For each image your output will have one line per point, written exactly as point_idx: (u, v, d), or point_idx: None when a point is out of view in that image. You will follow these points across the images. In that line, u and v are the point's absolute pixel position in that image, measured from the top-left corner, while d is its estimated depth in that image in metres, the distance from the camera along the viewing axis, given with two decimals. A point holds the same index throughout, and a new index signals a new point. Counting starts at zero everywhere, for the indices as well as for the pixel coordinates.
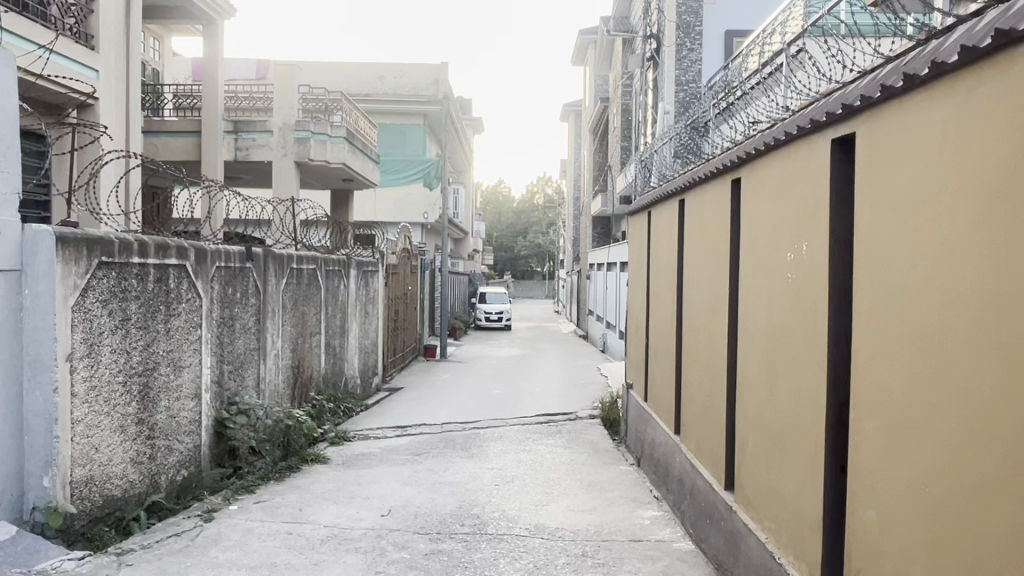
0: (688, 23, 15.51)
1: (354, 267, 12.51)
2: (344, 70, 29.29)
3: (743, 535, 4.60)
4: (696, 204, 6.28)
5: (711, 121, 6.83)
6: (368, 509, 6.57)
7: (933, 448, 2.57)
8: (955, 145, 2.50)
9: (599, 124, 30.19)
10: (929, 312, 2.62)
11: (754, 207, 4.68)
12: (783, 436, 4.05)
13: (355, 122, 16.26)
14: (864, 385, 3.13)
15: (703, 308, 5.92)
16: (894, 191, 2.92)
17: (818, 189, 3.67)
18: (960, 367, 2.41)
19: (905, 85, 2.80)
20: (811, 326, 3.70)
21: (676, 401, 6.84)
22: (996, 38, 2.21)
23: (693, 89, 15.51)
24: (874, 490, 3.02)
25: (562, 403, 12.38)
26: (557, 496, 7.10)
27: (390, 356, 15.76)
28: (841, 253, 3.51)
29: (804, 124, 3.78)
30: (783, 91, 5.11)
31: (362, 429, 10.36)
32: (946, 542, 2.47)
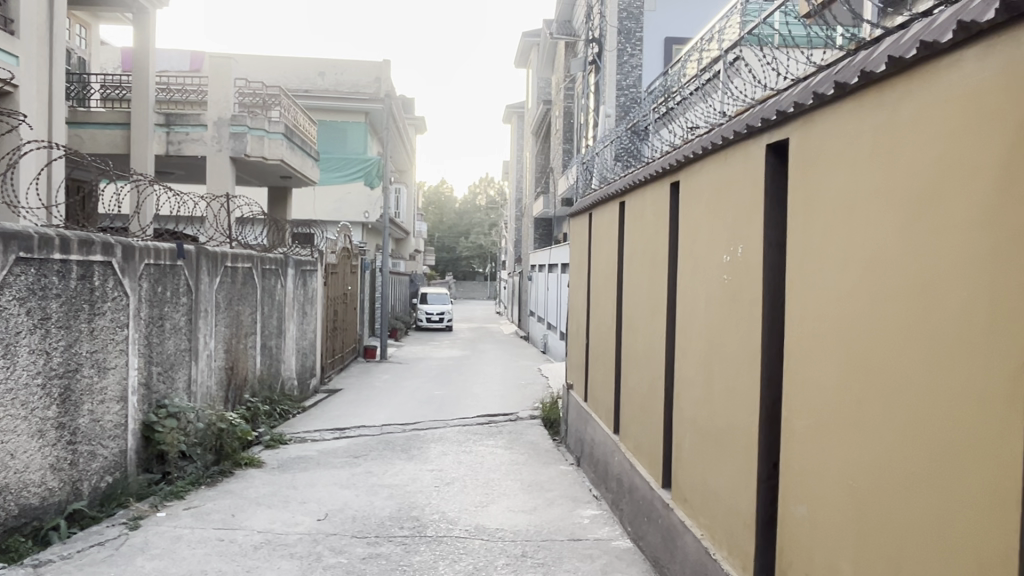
0: (628, 29, 15.88)
1: (292, 265, 12.21)
2: (281, 65, 28.60)
3: (679, 531, 4.68)
4: (636, 207, 6.36)
5: (651, 126, 6.94)
6: (304, 514, 6.42)
7: (860, 445, 2.67)
8: (884, 150, 2.59)
9: (541, 126, 30.33)
10: (858, 315, 2.71)
11: (692, 210, 4.76)
12: (719, 435, 4.12)
13: (294, 119, 15.89)
14: (795, 385, 3.23)
15: (642, 308, 6.00)
16: (826, 197, 3.01)
17: (753, 193, 3.77)
18: (889, 368, 2.49)
19: (835, 94, 2.89)
20: (746, 325, 3.78)
21: (615, 401, 6.91)
22: (921, 50, 2.32)
23: (634, 93, 15.69)
24: (804, 486, 3.12)
25: (503, 404, 12.37)
26: (497, 497, 7.08)
27: (329, 358, 15.48)
28: (776, 256, 3.60)
29: (740, 130, 3.87)
30: (720, 97, 5.22)
31: (299, 431, 10.14)
32: (872, 537, 2.56)
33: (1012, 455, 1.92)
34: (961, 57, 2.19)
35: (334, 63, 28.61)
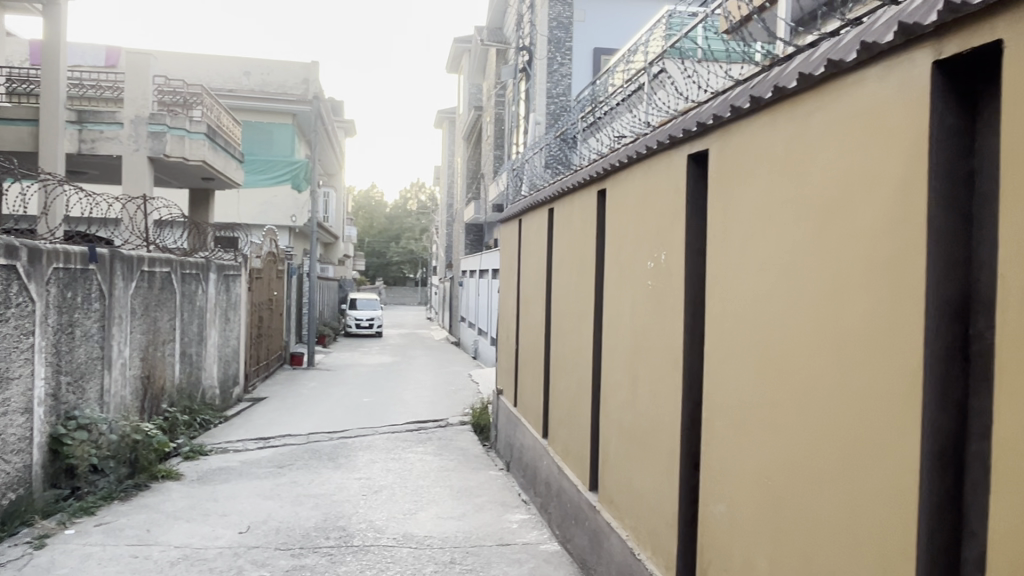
0: (558, 38, 16.14)
1: (214, 270, 11.79)
2: (204, 62, 27.71)
3: (605, 533, 4.76)
4: (564, 214, 6.45)
5: (579, 134, 7.06)
6: (225, 526, 6.21)
7: (775, 444, 2.77)
8: (796, 162, 2.71)
9: (473, 132, 30.31)
10: (773, 321, 2.83)
11: (618, 218, 4.87)
12: (644, 438, 4.21)
13: (217, 119, 15.40)
14: (715, 389, 3.33)
15: (570, 314, 6.07)
16: (743, 205, 3.12)
17: (675, 201, 3.88)
18: (802, 371, 2.60)
19: (751, 107, 3.01)
20: (669, 330, 3.89)
21: (544, 406, 6.98)
22: (829, 68, 2.45)
23: (564, 101, 15.92)
24: (723, 485, 3.22)
25: (432, 410, 12.29)
26: (426, 504, 7.03)
27: (253, 365, 15.02)
28: (697, 262, 3.71)
29: (663, 140, 3.97)
30: (645, 108, 5.36)
31: (220, 441, 9.81)
32: (787, 533, 2.66)
33: (911, 449, 2.04)
34: (864, 76, 2.32)
35: (261, 62, 27.93)
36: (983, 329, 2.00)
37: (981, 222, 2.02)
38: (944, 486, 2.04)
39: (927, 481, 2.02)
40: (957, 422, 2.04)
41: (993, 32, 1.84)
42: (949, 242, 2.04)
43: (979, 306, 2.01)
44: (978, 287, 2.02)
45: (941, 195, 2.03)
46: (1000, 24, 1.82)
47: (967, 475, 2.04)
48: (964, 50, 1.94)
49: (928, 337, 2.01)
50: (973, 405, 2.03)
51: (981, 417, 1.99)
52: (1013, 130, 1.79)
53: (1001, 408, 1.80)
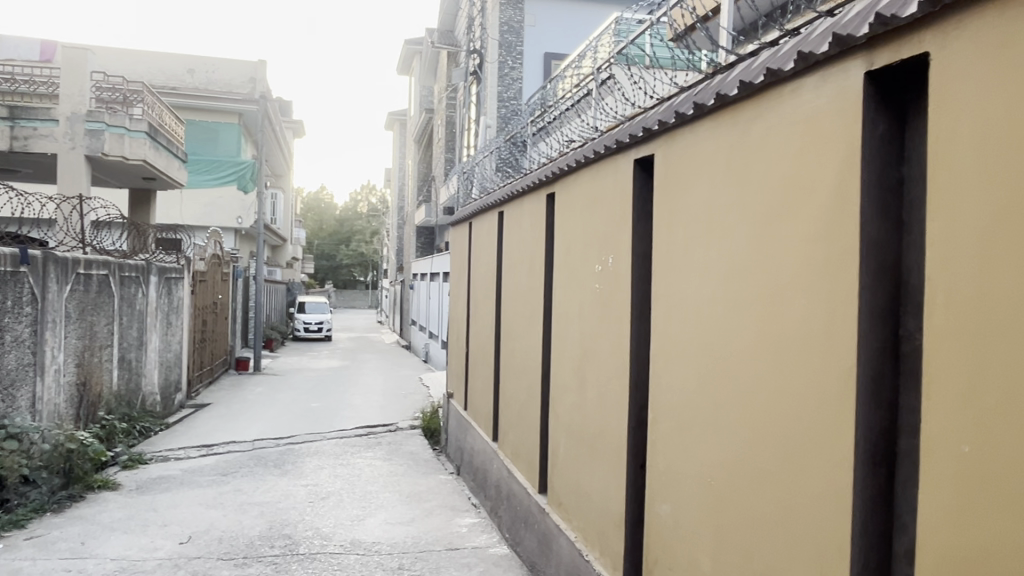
0: (509, 43, 16.15)
1: (155, 273, 11.43)
2: (145, 58, 26.86)
3: (554, 535, 4.78)
4: (514, 217, 6.46)
5: (529, 138, 7.09)
6: (165, 537, 6.02)
7: (718, 444, 2.82)
8: (736, 167, 2.78)
9: (424, 134, 30.10)
10: (715, 324, 2.88)
11: (566, 221, 4.90)
12: (591, 439, 4.25)
13: (159, 117, 14.92)
14: (660, 391, 3.38)
15: (520, 317, 6.08)
16: (687, 209, 3.19)
17: (623, 204, 3.93)
18: (744, 372, 2.65)
19: (695, 113, 3.07)
20: (616, 333, 3.93)
21: (494, 409, 6.98)
22: (768, 77, 2.52)
23: (514, 105, 16.00)
24: (668, 485, 3.27)
25: (382, 414, 12.16)
26: (374, 510, 6.94)
27: (196, 371, 14.61)
28: (644, 265, 3.76)
29: (610, 145, 4.02)
30: (593, 113, 5.41)
31: (161, 449, 9.52)
32: (729, 530, 2.72)
33: (846, 449, 2.10)
34: (801, 86, 2.39)
35: (205, 60, 27.26)
36: (913, 329, 2.08)
37: (910, 228, 2.10)
38: (876, 483, 2.12)
39: (860, 479, 2.09)
40: (888, 421, 2.12)
41: (921, 44, 1.92)
42: (881, 246, 2.12)
43: (909, 308, 2.09)
44: (908, 290, 2.10)
45: (874, 201, 2.11)
46: (927, 38, 1.90)
47: (898, 472, 2.12)
48: (894, 61, 2.01)
49: (861, 339, 2.08)
50: (903, 404, 2.10)
51: (911, 415, 2.07)
52: (938, 140, 1.87)
53: (928, 404, 1.87)
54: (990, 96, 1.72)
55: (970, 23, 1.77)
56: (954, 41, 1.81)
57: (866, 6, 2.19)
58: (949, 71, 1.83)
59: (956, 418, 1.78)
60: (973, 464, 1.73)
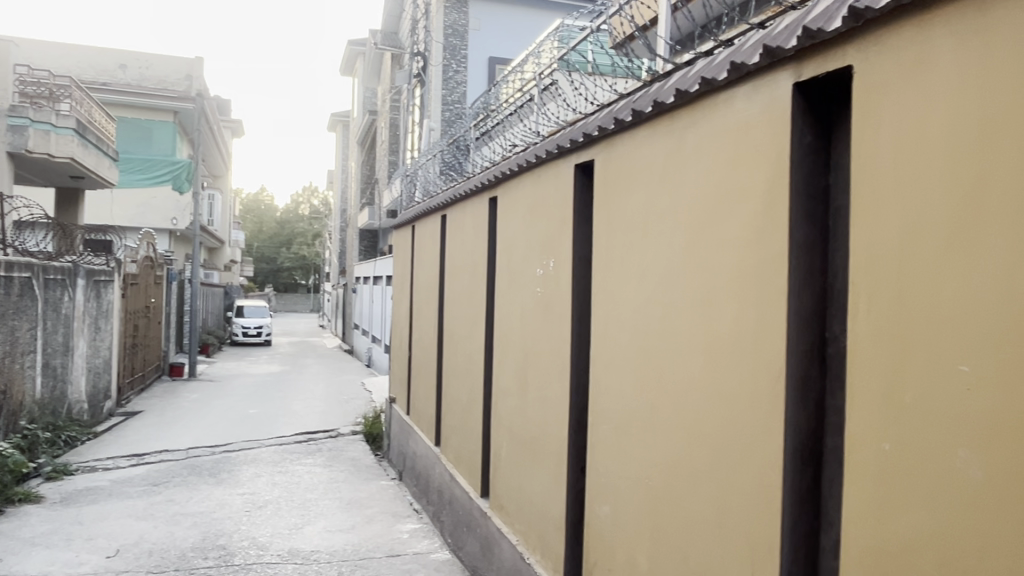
0: (453, 46, 16.14)
1: (83, 275, 10.90)
2: (73, 52, 25.74)
3: (496, 539, 4.78)
4: (456, 220, 6.45)
5: (472, 143, 7.08)
6: (91, 552, 5.77)
7: (655, 444, 2.87)
8: (672, 174, 2.84)
9: (367, 136, 29.73)
10: (652, 328, 2.93)
11: (508, 226, 4.92)
12: (533, 442, 4.27)
13: (88, 113, 14.30)
14: (600, 393, 3.41)
15: (463, 320, 6.06)
16: (626, 215, 3.23)
17: (564, 209, 3.96)
18: (679, 373, 2.70)
19: (633, 120, 3.12)
20: (557, 338, 3.96)
21: (437, 414, 6.94)
22: (703, 86, 2.57)
23: (459, 109, 15.98)
24: (607, 488, 3.30)
25: (323, 420, 11.93)
26: (313, 518, 6.80)
27: (127, 377, 14.06)
28: (584, 270, 3.80)
29: (552, 149, 4.05)
30: (536, 118, 5.44)
31: (88, 459, 9.13)
32: (666, 530, 2.76)
33: (777, 449, 2.16)
34: (733, 96, 2.46)
35: (138, 56, 26.31)
36: (837, 332, 2.16)
37: (834, 234, 2.18)
38: (803, 482, 2.19)
39: (789, 479, 2.15)
40: (815, 421, 2.19)
41: (845, 58, 2.00)
42: (808, 251, 2.19)
43: (835, 311, 2.17)
44: (835, 293, 2.17)
45: (801, 209, 2.18)
46: (852, 51, 1.98)
47: (824, 470, 2.20)
48: (821, 73, 2.09)
49: (790, 343, 2.15)
50: (829, 405, 2.18)
51: (836, 415, 2.15)
52: (862, 149, 1.94)
53: (854, 403, 1.94)
54: (908, 108, 1.79)
55: (889, 39, 1.85)
56: (876, 55, 1.89)
57: (796, 19, 2.27)
58: (870, 85, 1.91)
59: (879, 416, 1.85)
60: (895, 460, 1.79)
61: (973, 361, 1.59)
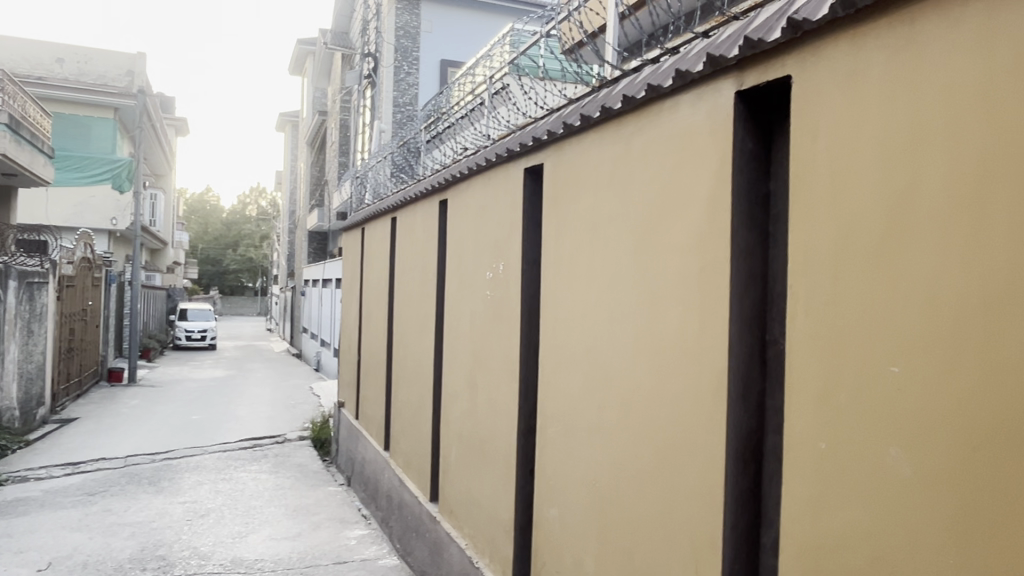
0: (405, 48, 16.08)
1: (14, 277, 10.44)
2: (5, 44, 24.64)
3: (444, 544, 4.76)
4: (407, 222, 6.40)
5: (423, 145, 7.05)
6: (20, 565, 5.53)
7: (602, 446, 2.89)
8: (619, 179, 2.87)
9: (317, 137, 29.29)
10: (599, 331, 2.96)
11: (458, 228, 4.90)
12: (482, 445, 4.26)
13: (21, 108, 13.72)
14: (548, 394, 3.42)
15: (412, 323, 6.01)
16: (574, 218, 3.25)
17: (513, 212, 3.97)
18: (625, 376, 2.74)
19: (581, 125, 3.14)
20: (506, 341, 3.97)
21: (386, 418, 6.87)
22: (649, 92, 2.61)
23: (410, 111, 15.95)
24: (555, 490, 3.31)
25: (270, 426, 11.69)
26: (258, 526, 6.66)
27: (62, 383, 13.51)
28: (534, 273, 3.81)
29: (501, 153, 4.05)
30: (487, 122, 5.44)
31: (19, 469, 8.74)
32: (612, 531, 2.79)
33: (719, 448, 2.20)
34: (678, 103, 2.51)
35: (76, 50, 25.36)
36: (778, 333, 2.22)
37: (774, 238, 2.25)
38: (745, 480, 2.23)
39: (731, 478, 2.19)
40: (756, 421, 2.24)
41: (784, 67, 2.06)
42: (750, 255, 2.24)
43: (775, 313, 2.23)
44: (775, 296, 2.23)
45: (742, 214, 2.23)
46: (790, 61, 2.04)
47: (765, 469, 2.25)
48: (761, 82, 2.15)
49: (733, 344, 2.19)
50: (769, 405, 2.24)
51: (775, 415, 2.21)
52: (800, 156, 1.99)
53: (793, 402, 1.99)
54: (843, 118, 1.86)
55: (824, 50, 1.92)
56: (812, 66, 1.96)
57: (738, 29, 2.33)
58: (808, 93, 1.97)
59: (816, 416, 1.90)
60: (831, 458, 1.85)
61: (904, 361, 1.65)
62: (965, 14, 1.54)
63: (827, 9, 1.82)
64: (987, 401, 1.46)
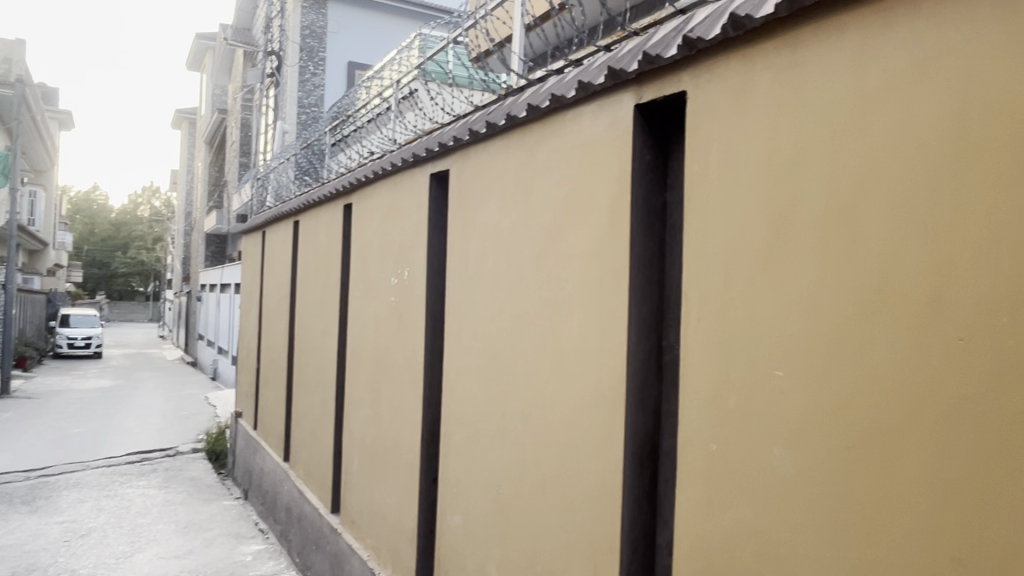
0: (310, 48, 15.71)
1: None
2: None
3: (346, 555, 4.65)
4: (309, 227, 6.24)
5: (328, 148, 6.90)
6: None
7: (505, 452, 2.90)
8: (524, 186, 2.90)
9: (216, 136, 28.17)
10: (503, 338, 2.97)
11: (363, 233, 4.81)
12: (385, 453, 4.19)
13: None
14: (452, 402, 3.40)
15: (314, 330, 5.85)
16: (480, 224, 3.25)
17: (419, 217, 3.93)
18: (528, 383, 2.76)
19: (487, 132, 3.15)
20: (410, 347, 3.92)
21: (286, 428, 6.65)
22: (553, 102, 2.65)
23: (315, 112, 15.68)
24: (458, 497, 3.30)
25: (160, 438, 11.08)
26: (145, 544, 6.28)
27: None
28: (438, 280, 3.79)
29: (407, 157, 4.01)
30: (393, 126, 5.38)
31: None
32: (513, 537, 2.81)
33: (618, 452, 2.25)
34: (581, 114, 2.56)
35: None
36: (673, 340, 2.30)
37: (671, 248, 2.32)
38: (641, 483, 2.29)
39: (629, 480, 2.25)
40: (652, 425, 2.31)
41: (680, 83, 2.14)
42: (647, 264, 2.31)
43: (671, 321, 2.31)
44: (670, 304, 2.31)
45: (641, 224, 2.30)
46: (685, 78, 2.12)
47: (660, 471, 2.32)
48: (658, 96, 2.22)
49: (630, 350, 2.25)
50: (665, 410, 2.31)
51: (670, 419, 2.28)
52: (693, 167, 2.07)
53: (686, 405, 2.06)
54: (732, 136, 1.95)
55: (717, 69, 2.00)
56: (705, 83, 2.04)
57: (638, 44, 2.40)
58: (703, 106, 2.05)
59: (706, 418, 1.98)
60: (720, 459, 1.93)
61: (785, 367, 1.74)
62: (842, 41, 1.65)
63: (719, 29, 1.91)
64: (861, 403, 1.56)
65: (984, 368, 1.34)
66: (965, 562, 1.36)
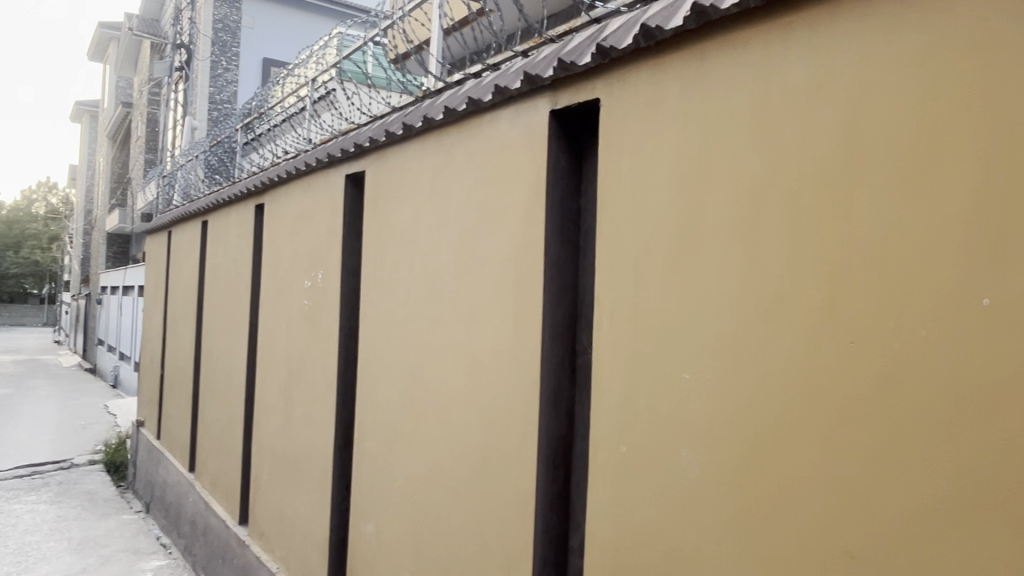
0: (224, 42, 15.10)
1: None
2: None
3: (254, 568, 4.48)
4: (218, 227, 6.00)
5: (240, 146, 6.67)
6: None
7: (420, 459, 2.86)
8: (440, 189, 2.88)
9: (119, 131, 26.73)
10: (418, 343, 2.93)
11: (275, 234, 4.66)
12: (297, 462, 4.06)
13: None
14: (366, 408, 3.33)
15: (223, 334, 5.63)
16: (395, 227, 3.20)
17: (333, 218, 3.84)
18: (443, 388, 2.73)
19: (403, 133, 3.11)
20: (323, 352, 3.82)
21: (191, 436, 6.36)
22: (470, 105, 2.64)
23: (227, 109, 15.15)
24: (371, 505, 3.23)
25: (54, 450, 10.40)
26: (32, 564, 5.86)
27: None
28: (353, 283, 3.72)
29: (321, 157, 3.90)
30: (308, 126, 5.24)
31: None
32: (428, 545, 2.77)
33: (532, 456, 2.26)
34: (497, 119, 2.56)
35: None
36: (586, 344, 2.33)
37: (585, 252, 2.35)
38: (554, 486, 2.31)
39: (542, 483, 2.26)
40: (566, 428, 2.33)
41: (593, 91, 2.18)
42: (561, 268, 2.33)
43: (584, 324, 2.34)
44: (584, 308, 2.34)
45: (556, 228, 2.32)
46: (598, 86, 2.16)
47: (573, 473, 2.34)
48: (573, 103, 2.25)
49: (544, 354, 2.26)
50: (578, 412, 2.34)
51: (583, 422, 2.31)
52: (607, 174, 2.10)
53: (598, 408, 2.09)
54: (644, 143, 1.99)
55: (629, 80, 2.05)
56: (618, 93, 2.08)
57: (555, 50, 2.42)
58: (616, 114, 2.09)
59: (617, 420, 2.01)
60: (630, 461, 1.96)
61: (693, 369, 1.79)
62: (746, 55, 1.71)
63: (631, 40, 1.95)
64: (760, 401, 1.62)
65: (872, 370, 1.42)
66: (853, 553, 1.43)
